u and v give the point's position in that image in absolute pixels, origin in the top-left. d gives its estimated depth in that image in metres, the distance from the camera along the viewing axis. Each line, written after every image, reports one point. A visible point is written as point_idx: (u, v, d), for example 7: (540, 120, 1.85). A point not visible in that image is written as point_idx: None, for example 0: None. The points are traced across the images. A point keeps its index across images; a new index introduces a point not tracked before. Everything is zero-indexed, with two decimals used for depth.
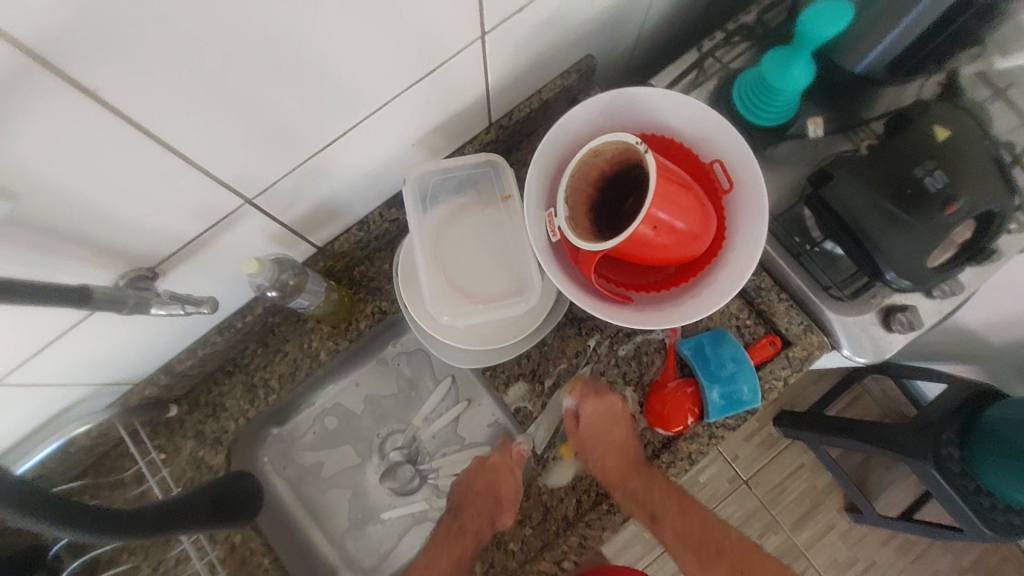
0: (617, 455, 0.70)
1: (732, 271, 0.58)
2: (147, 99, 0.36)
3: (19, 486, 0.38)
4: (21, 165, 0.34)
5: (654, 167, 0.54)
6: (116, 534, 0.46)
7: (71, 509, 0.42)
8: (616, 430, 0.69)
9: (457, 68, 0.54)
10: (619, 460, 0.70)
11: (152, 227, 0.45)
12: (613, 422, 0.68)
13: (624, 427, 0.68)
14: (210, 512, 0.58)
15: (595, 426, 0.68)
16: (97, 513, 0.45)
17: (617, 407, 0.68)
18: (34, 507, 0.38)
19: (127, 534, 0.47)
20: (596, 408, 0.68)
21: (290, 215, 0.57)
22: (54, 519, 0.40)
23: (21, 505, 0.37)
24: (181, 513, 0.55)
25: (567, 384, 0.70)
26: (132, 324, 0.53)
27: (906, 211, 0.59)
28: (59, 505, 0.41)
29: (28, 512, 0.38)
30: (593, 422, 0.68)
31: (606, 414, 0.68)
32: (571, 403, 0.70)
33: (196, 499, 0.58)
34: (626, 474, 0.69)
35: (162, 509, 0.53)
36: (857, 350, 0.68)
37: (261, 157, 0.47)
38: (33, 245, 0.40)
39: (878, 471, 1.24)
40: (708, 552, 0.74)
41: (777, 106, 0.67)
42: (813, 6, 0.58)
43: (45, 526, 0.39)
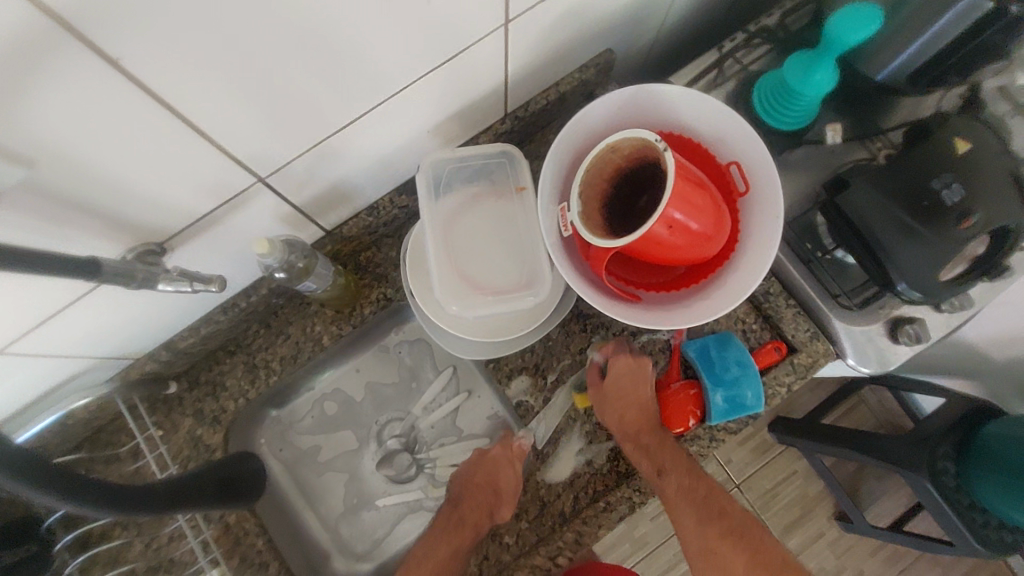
0: (636, 413, 0.67)
1: (744, 274, 0.58)
2: (167, 70, 0.35)
3: (25, 456, 0.37)
4: (38, 133, 0.34)
5: (674, 166, 0.53)
6: (121, 511, 0.46)
7: (75, 479, 0.42)
8: (642, 384, 0.66)
9: (478, 55, 0.53)
10: (635, 422, 0.66)
11: (164, 202, 0.45)
12: (639, 381, 0.66)
13: (648, 381, 0.66)
14: (219, 493, 0.59)
15: (622, 378, 0.66)
16: (102, 488, 0.44)
17: (646, 366, 0.66)
18: (37, 478, 0.38)
19: (133, 510, 0.47)
20: (626, 364, 0.66)
21: (301, 196, 0.56)
22: (57, 490, 0.39)
23: (22, 473, 0.37)
24: (188, 492, 0.55)
25: (598, 341, 0.70)
26: (138, 298, 0.52)
27: (923, 223, 0.59)
28: (63, 476, 0.40)
29: (31, 483, 0.37)
30: (621, 380, 0.66)
31: (634, 366, 0.66)
32: (598, 358, 0.69)
33: (204, 478, 0.59)
34: (644, 429, 0.66)
35: (174, 486, 0.54)
36: (862, 359, 0.68)
37: (276, 135, 0.46)
38: (45, 214, 0.39)
39: (869, 481, 1.25)
40: (712, 507, 0.66)
41: (796, 110, 0.67)
42: (839, 13, 0.57)
43: (48, 496, 0.39)
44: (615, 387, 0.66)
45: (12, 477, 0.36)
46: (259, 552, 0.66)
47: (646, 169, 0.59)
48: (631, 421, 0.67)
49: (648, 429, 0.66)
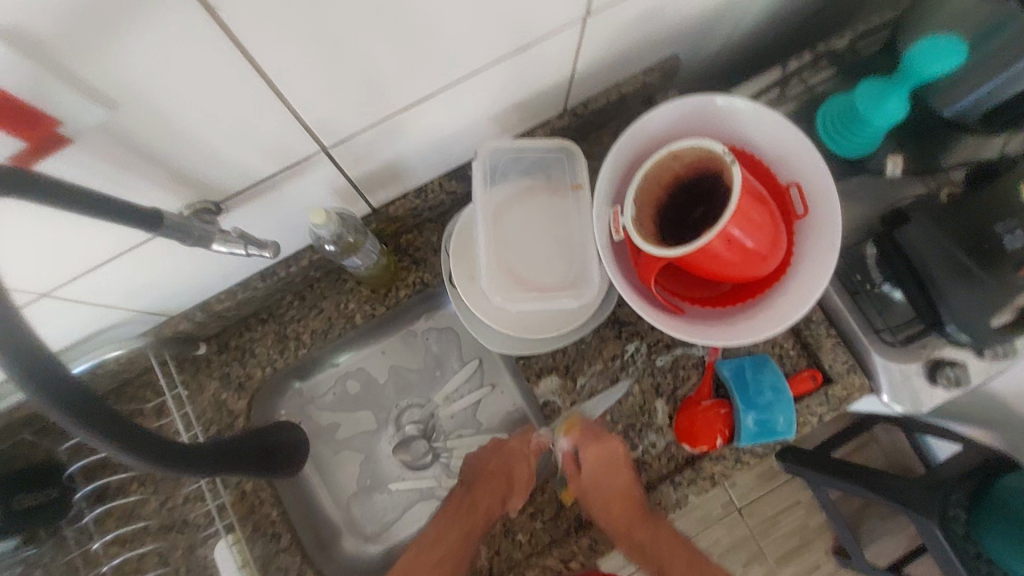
0: (622, 503, 0.66)
1: (794, 299, 0.57)
2: (263, 28, 0.34)
3: (88, 395, 0.31)
4: (125, 76, 0.33)
5: (740, 182, 0.52)
6: (188, 470, 0.40)
7: (147, 435, 0.35)
8: (618, 471, 0.66)
9: (551, 46, 0.53)
10: (621, 515, 0.66)
11: (229, 161, 0.44)
12: (614, 465, 0.66)
13: (626, 474, 0.66)
14: (263, 459, 0.54)
15: (597, 473, 0.66)
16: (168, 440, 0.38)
17: (618, 450, 0.65)
18: (105, 426, 0.32)
19: (198, 468, 0.42)
20: (598, 455, 0.65)
21: (358, 170, 0.55)
22: (124, 444, 0.33)
23: (86, 418, 0.31)
24: (236, 458, 0.49)
25: (562, 425, 0.68)
26: (186, 255, 0.52)
27: (981, 267, 0.58)
28: (134, 428, 0.34)
29: (98, 431, 0.32)
30: (593, 471, 0.66)
31: (607, 460, 0.65)
32: (567, 446, 0.68)
33: (248, 443, 0.54)
34: (630, 519, 0.66)
35: (222, 447, 0.48)
36: (895, 398, 0.67)
37: (347, 106, 0.45)
38: (118, 160, 0.38)
39: (872, 520, 1.24)
40: None
41: (861, 139, 0.65)
42: (921, 43, 0.55)
43: (117, 450, 0.33)
44: (590, 483, 0.66)
45: (74, 419, 0.31)
46: (273, 522, 0.65)
47: (705, 180, 0.58)
48: (617, 520, 0.66)
49: (635, 522, 0.66)
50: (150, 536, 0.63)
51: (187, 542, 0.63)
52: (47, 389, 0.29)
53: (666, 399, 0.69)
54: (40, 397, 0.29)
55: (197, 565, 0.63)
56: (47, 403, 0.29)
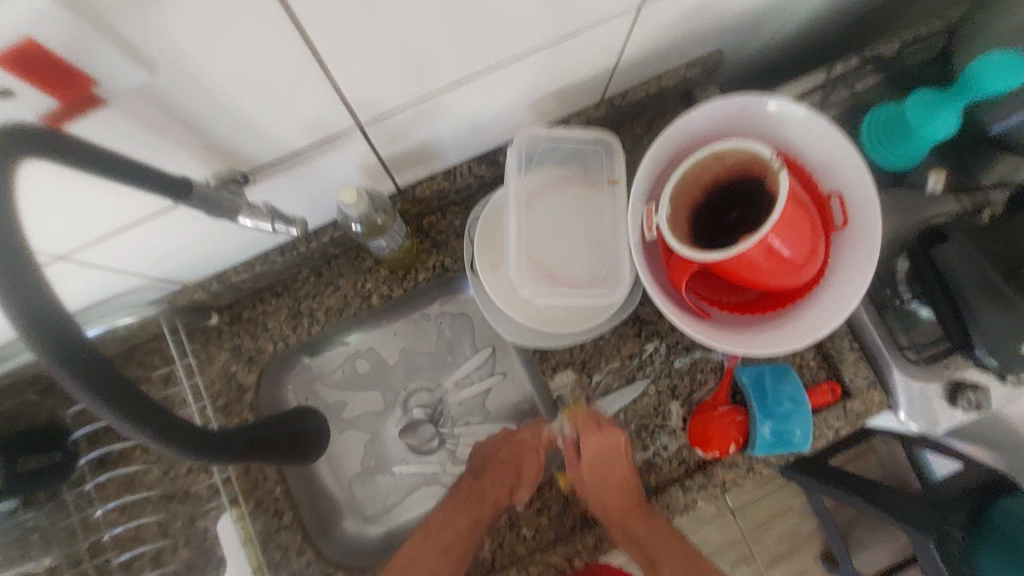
0: (621, 493, 0.65)
1: (826, 312, 0.56)
2: (320, 2, 0.32)
3: (108, 367, 0.29)
4: (168, 36, 0.31)
5: (787, 190, 0.50)
6: (211, 458, 0.38)
7: (171, 418, 0.33)
8: (618, 462, 0.65)
9: (602, 32, 0.50)
10: (617, 505, 0.65)
11: (263, 132, 0.42)
12: (614, 459, 0.65)
13: (624, 460, 0.65)
14: (284, 449, 0.51)
15: (596, 460, 0.65)
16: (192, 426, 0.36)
17: (618, 442, 0.64)
18: (128, 407, 0.30)
19: (222, 458, 0.39)
20: (597, 442, 0.64)
21: (390, 149, 0.53)
22: (147, 428, 0.31)
23: (109, 396, 0.29)
24: (257, 442, 0.46)
25: (568, 409, 0.68)
26: (207, 225, 0.50)
27: (1015, 289, 0.56)
28: (159, 410, 0.32)
29: (120, 411, 0.30)
30: (595, 455, 0.65)
31: (607, 446, 0.64)
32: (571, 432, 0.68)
33: (274, 433, 0.51)
34: (626, 510, 0.65)
35: (250, 435, 0.45)
36: (912, 415, 0.67)
37: (390, 82, 0.43)
38: (150, 123, 0.36)
39: (861, 529, 1.25)
40: None
41: (904, 148, 0.63)
42: (986, 56, 0.53)
43: (137, 432, 0.31)
44: (590, 469, 0.65)
45: (94, 398, 0.29)
46: (276, 499, 0.65)
47: (746, 184, 0.56)
48: (613, 507, 0.65)
49: (632, 511, 0.65)
50: (152, 506, 0.63)
51: (189, 512, 0.62)
52: (69, 362, 0.27)
53: (682, 401, 0.67)
54: (59, 369, 0.27)
55: (196, 536, 0.62)
56: (67, 377, 0.28)
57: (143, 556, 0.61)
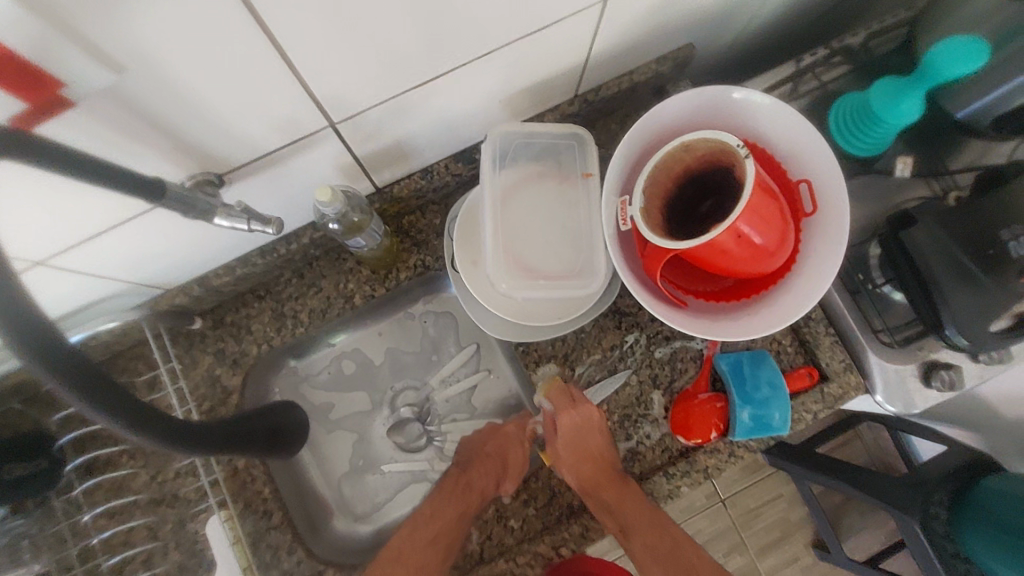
0: (592, 465, 0.66)
1: (799, 297, 0.57)
2: (285, 5, 0.34)
3: (89, 364, 0.30)
4: (134, 39, 0.31)
5: (753, 178, 0.52)
6: (194, 450, 0.38)
7: (152, 413, 0.34)
8: (591, 434, 0.65)
9: (570, 27, 0.51)
10: (589, 475, 0.66)
11: (235, 133, 0.43)
12: (588, 431, 0.65)
13: (597, 433, 0.65)
14: (267, 443, 0.52)
15: (570, 434, 0.65)
16: (176, 420, 0.37)
17: (591, 415, 0.64)
18: (109, 402, 0.31)
19: (207, 449, 0.40)
20: (571, 418, 0.64)
21: (365, 148, 0.54)
22: (130, 424, 0.32)
23: (90, 393, 0.30)
24: (239, 437, 0.46)
25: (544, 384, 0.68)
26: (186, 228, 0.51)
27: (983, 270, 0.58)
28: (143, 408, 0.33)
29: (101, 406, 0.30)
30: (569, 429, 0.65)
31: (579, 420, 0.64)
32: (547, 406, 0.67)
33: (255, 426, 0.51)
34: (599, 480, 0.65)
35: (230, 427, 0.46)
36: (889, 399, 0.68)
37: (359, 81, 0.44)
38: (121, 126, 0.37)
39: (851, 515, 1.27)
40: None
41: (870, 137, 0.65)
42: (943, 42, 0.55)
43: (119, 425, 0.31)
44: (566, 443, 0.65)
45: (76, 393, 0.29)
46: (265, 500, 0.65)
47: (716, 174, 0.57)
48: (587, 476, 0.66)
49: (606, 482, 0.65)
50: (140, 510, 0.63)
51: (177, 516, 0.63)
52: (50, 359, 0.28)
53: (663, 390, 0.68)
54: (41, 367, 0.28)
55: (186, 539, 0.62)
56: (51, 376, 0.28)
57: (132, 561, 0.62)
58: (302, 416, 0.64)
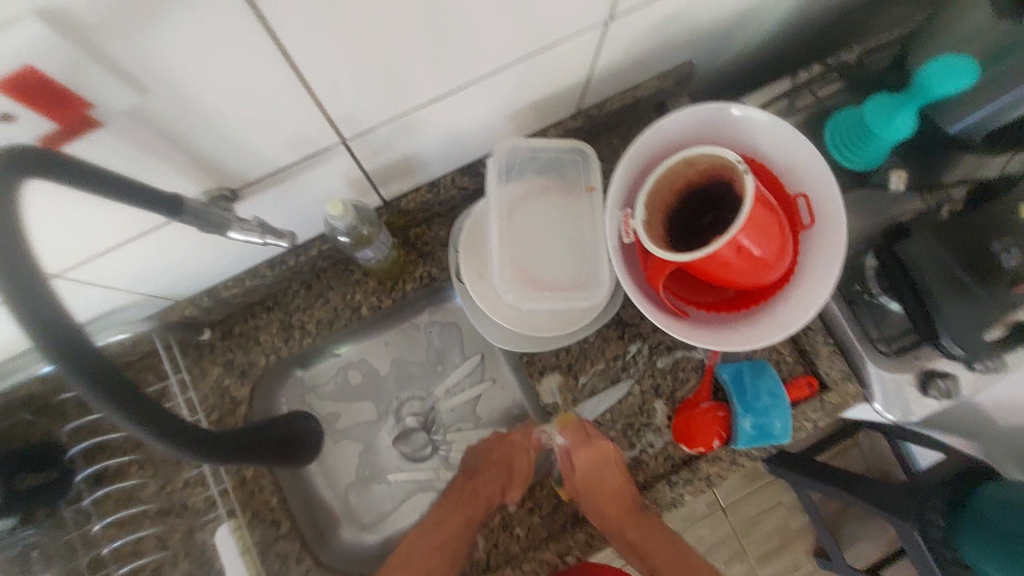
0: (614, 502, 0.68)
1: (799, 308, 0.58)
2: (306, 30, 0.35)
3: (117, 374, 0.31)
4: (161, 61, 0.33)
5: (753, 191, 0.53)
6: (216, 460, 0.39)
7: (181, 423, 0.35)
8: (610, 473, 0.67)
9: (575, 46, 0.53)
10: (612, 511, 0.68)
11: (252, 149, 0.44)
12: (609, 471, 0.67)
13: (614, 467, 0.67)
14: (278, 451, 0.52)
15: (589, 472, 0.67)
16: (201, 430, 0.37)
17: (607, 450, 0.66)
18: (139, 413, 0.31)
19: (226, 459, 0.40)
20: (587, 458, 0.66)
21: (375, 163, 0.55)
22: (156, 432, 0.32)
23: (121, 404, 0.31)
24: (254, 446, 0.47)
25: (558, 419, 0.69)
26: (200, 241, 0.52)
27: (977, 281, 0.59)
28: (168, 416, 0.33)
29: (131, 417, 0.31)
30: (585, 470, 0.67)
31: (597, 459, 0.66)
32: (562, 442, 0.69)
33: (270, 436, 0.52)
34: (619, 514, 0.68)
35: (245, 438, 0.46)
36: (887, 407, 0.69)
37: (372, 99, 0.45)
38: (142, 143, 0.38)
39: (851, 523, 1.27)
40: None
41: (866, 151, 0.67)
42: (934, 60, 0.56)
43: (149, 435, 0.32)
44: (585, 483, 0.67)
45: (109, 405, 0.30)
46: (272, 509, 0.66)
47: (716, 187, 0.58)
48: (611, 514, 0.68)
49: (624, 513, 0.68)
50: (149, 520, 0.63)
51: (186, 526, 0.63)
52: (84, 371, 0.29)
53: (666, 399, 0.69)
54: (74, 379, 0.29)
55: (195, 548, 0.62)
56: (79, 384, 0.29)
57: (140, 571, 0.62)
58: (313, 430, 0.64)
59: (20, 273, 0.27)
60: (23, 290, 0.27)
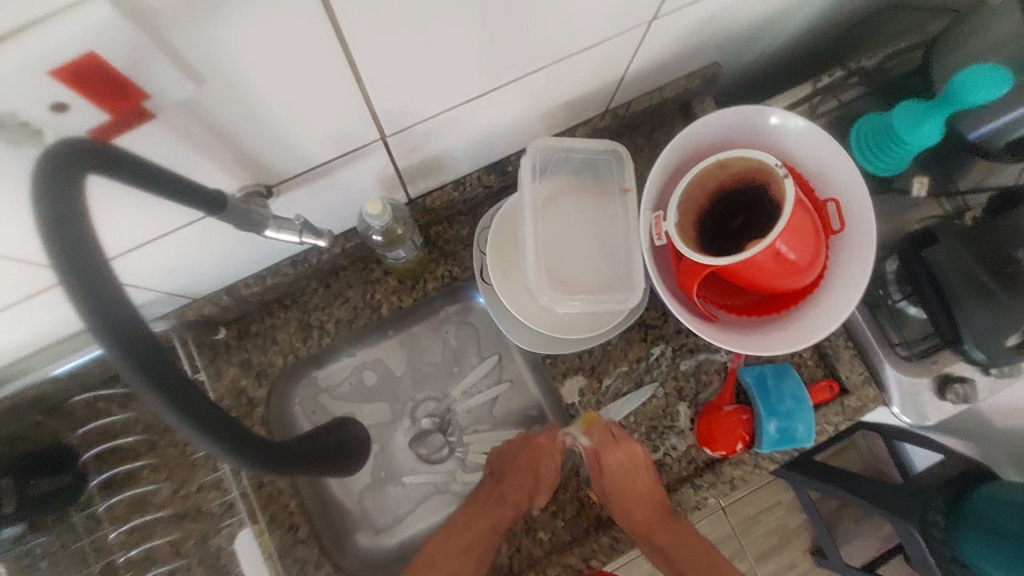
0: (641, 504, 0.65)
1: (830, 314, 0.58)
2: (370, 24, 0.34)
3: (184, 381, 0.29)
4: (218, 50, 0.31)
5: (793, 196, 0.53)
6: (279, 473, 0.37)
7: (247, 435, 0.33)
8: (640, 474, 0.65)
9: (616, 45, 0.52)
10: (638, 514, 0.66)
11: (292, 144, 0.42)
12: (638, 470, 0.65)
13: (645, 473, 0.65)
14: (338, 456, 0.51)
15: (618, 478, 0.65)
16: (267, 444, 0.35)
17: (637, 454, 0.65)
18: (209, 424, 0.29)
19: (291, 471, 0.39)
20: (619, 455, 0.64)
21: (407, 160, 0.53)
22: (224, 442, 0.31)
23: (191, 414, 0.29)
24: (314, 454, 0.46)
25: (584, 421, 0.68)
26: (230, 236, 0.50)
27: (1005, 288, 0.59)
28: (235, 425, 0.32)
29: (203, 428, 0.29)
30: (616, 473, 0.65)
31: (626, 461, 0.64)
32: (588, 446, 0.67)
33: (325, 440, 0.51)
34: (647, 517, 0.66)
35: (305, 448, 0.45)
36: (905, 410, 0.69)
37: (417, 95, 0.44)
38: (190, 137, 0.36)
39: (848, 521, 1.29)
40: None
41: (891, 156, 0.67)
42: (967, 69, 0.56)
43: (217, 449, 0.30)
44: (613, 486, 0.65)
45: (179, 415, 0.28)
46: (290, 513, 0.65)
47: (750, 191, 0.58)
48: (635, 518, 0.66)
49: (653, 518, 0.66)
50: (163, 526, 0.61)
51: (201, 531, 0.61)
52: (157, 380, 0.27)
53: (688, 402, 0.69)
54: (144, 387, 0.27)
55: (210, 555, 0.60)
56: (147, 390, 0.27)
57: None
58: (360, 434, 0.62)
59: (89, 276, 0.25)
60: (94, 293, 0.25)
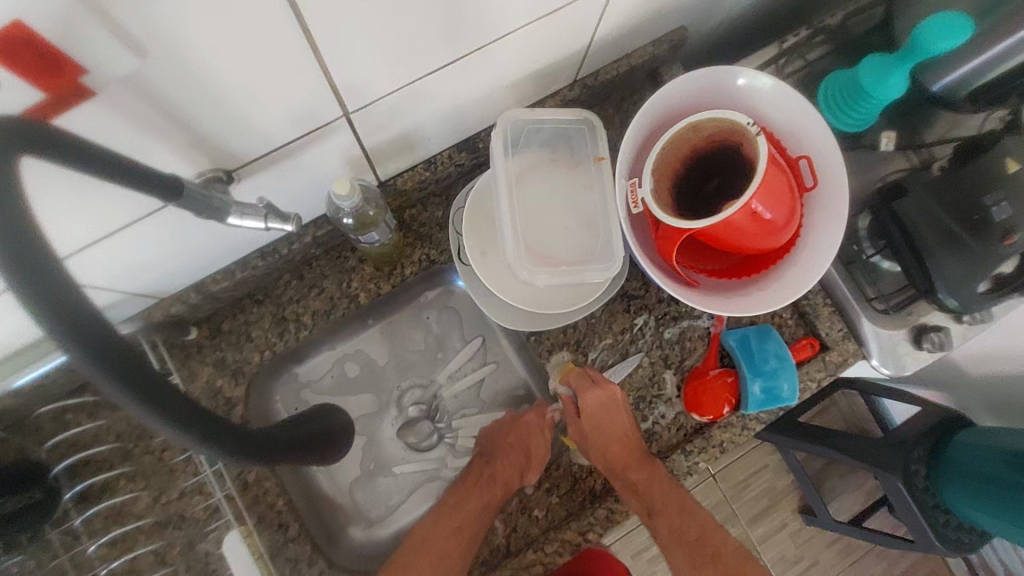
0: (620, 444, 0.66)
1: (808, 271, 0.58)
2: None
3: (150, 371, 0.27)
4: (159, 20, 0.29)
5: (766, 155, 0.53)
6: (261, 466, 0.35)
7: (224, 427, 0.31)
8: (618, 415, 0.65)
9: (582, 9, 0.51)
10: (618, 457, 0.66)
11: (250, 124, 0.40)
12: (615, 421, 0.65)
13: (620, 412, 0.65)
14: (324, 446, 0.50)
15: (595, 417, 0.65)
16: (246, 437, 0.34)
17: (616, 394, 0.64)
18: (180, 415, 0.28)
19: (274, 463, 0.37)
20: (596, 398, 0.64)
21: (373, 139, 0.52)
22: (198, 435, 0.29)
23: (162, 409, 0.27)
24: (299, 447, 0.44)
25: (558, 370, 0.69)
26: (193, 227, 0.48)
27: (971, 235, 0.61)
28: (209, 416, 0.30)
29: (175, 420, 0.28)
30: (594, 413, 0.65)
31: (603, 402, 0.65)
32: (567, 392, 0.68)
33: (308, 429, 0.50)
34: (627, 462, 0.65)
35: (288, 441, 0.43)
36: (885, 362, 0.70)
37: (378, 67, 0.42)
38: (139, 118, 0.34)
39: (832, 478, 1.32)
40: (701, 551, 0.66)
41: (860, 112, 0.67)
42: (928, 19, 0.57)
43: (192, 443, 0.29)
44: (591, 427, 0.66)
45: (149, 410, 0.27)
46: (279, 512, 0.63)
47: (724, 153, 0.58)
48: (613, 458, 0.66)
49: (632, 463, 0.65)
50: (146, 535, 0.59)
51: (187, 538, 0.59)
52: (121, 372, 0.26)
53: (674, 369, 0.69)
54: (105, 380, 0.25)
55: (198, 560, 0.59)
56: (109, 384, 0.26)
57: None
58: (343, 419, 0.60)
59: (36, 263, 0.24)
60: (42, 282, 0.24)
